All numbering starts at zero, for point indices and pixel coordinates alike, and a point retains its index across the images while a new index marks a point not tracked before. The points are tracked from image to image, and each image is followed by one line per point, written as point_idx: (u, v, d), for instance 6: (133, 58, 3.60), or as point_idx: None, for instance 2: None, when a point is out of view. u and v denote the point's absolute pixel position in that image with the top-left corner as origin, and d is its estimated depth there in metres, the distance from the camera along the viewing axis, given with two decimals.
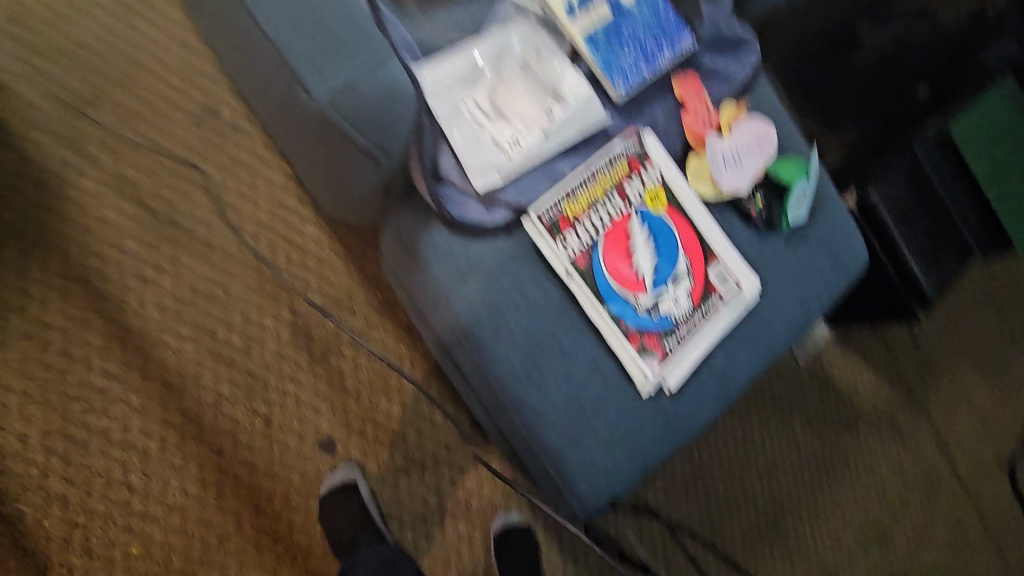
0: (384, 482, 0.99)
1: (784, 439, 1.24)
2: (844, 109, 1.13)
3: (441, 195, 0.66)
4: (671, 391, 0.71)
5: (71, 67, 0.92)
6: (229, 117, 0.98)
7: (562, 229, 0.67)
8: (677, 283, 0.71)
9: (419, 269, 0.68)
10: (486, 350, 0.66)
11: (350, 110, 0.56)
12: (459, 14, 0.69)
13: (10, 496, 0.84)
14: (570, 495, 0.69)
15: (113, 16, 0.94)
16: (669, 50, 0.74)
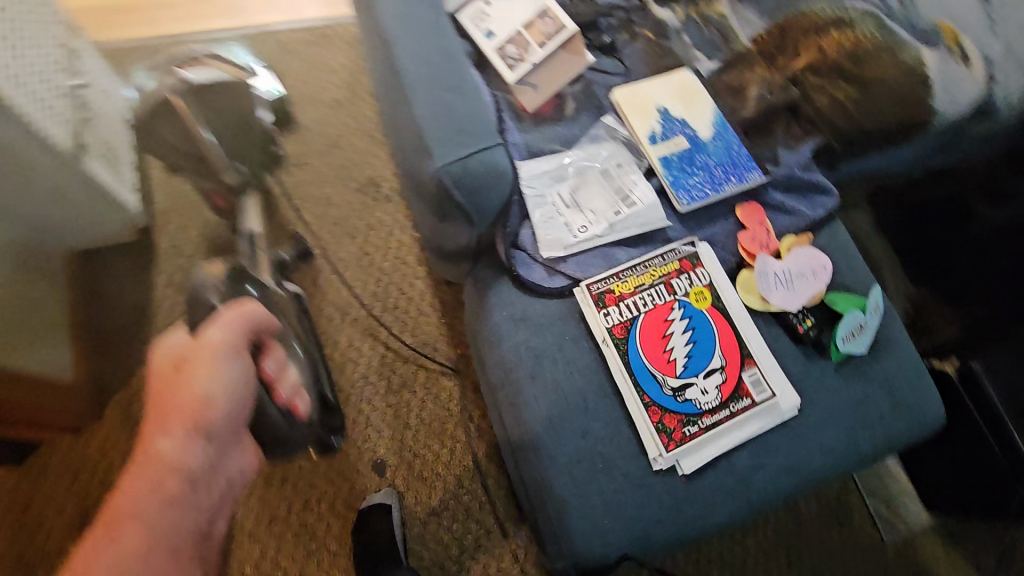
0: (416, 519, 1.06)
1: None
2: (963, 284, 1.15)
3: (514, 257, 0.81)
4: (684, 474, 0.74)
5: (296, 140, 1.29)
6: (386, 191, 1.27)
7: (607, 302, 0.78)
8: (708, 375, 0.77)
9: (484, 312, 0.82)
10: (518, 387, 0.76)
11: (458, 177, 0.74)
12: (562, 129, 0.88)
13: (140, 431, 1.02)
14: (564, 545, 0.72)
15: (333, 112, 1.31)
16: (735, 180, 0.86)
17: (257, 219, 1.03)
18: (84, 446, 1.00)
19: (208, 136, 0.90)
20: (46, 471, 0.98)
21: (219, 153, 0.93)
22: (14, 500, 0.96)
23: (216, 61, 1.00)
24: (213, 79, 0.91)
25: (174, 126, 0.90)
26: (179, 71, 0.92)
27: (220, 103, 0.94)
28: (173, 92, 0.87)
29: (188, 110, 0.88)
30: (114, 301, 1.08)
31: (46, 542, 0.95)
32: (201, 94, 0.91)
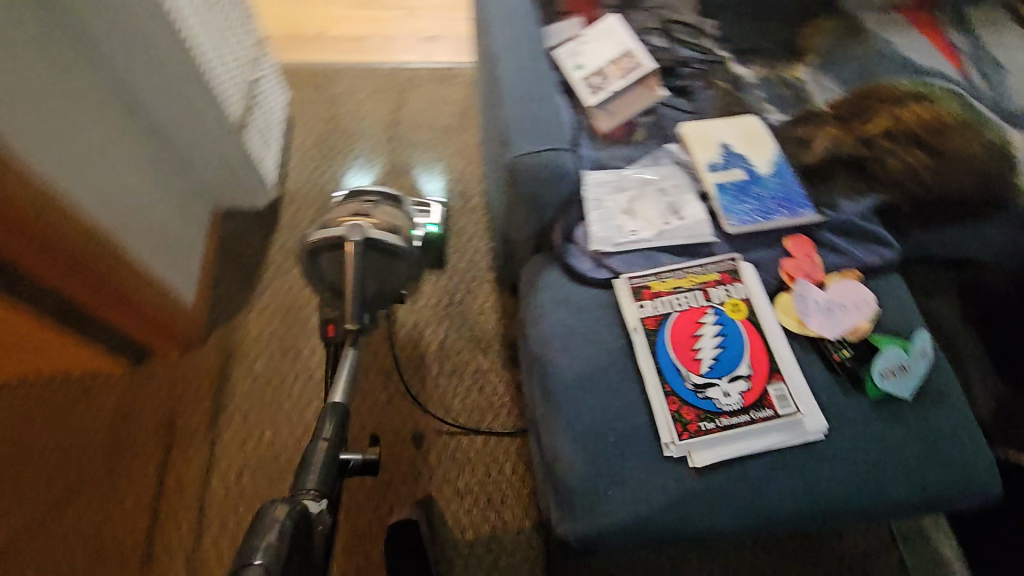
0: (441, 495, 1.12)
1: None
2: None
3: (567, 248, 0.91)
4: (694, 467, 0.76)
5: (406, 152, 1.50)
6: (472, 204, 1.43)
7: (643, 296, 0.85)
8: (732, 380, 0.80)
9: (533, 291, 0.90)
10: (550, 358, 0.84)
11: (527, 168, 0.87)
12: (629, 151, 1.00)
13: (232, 359, 1.19)
14: (568, 509, 0.76)
15: (442, 135, 1.53)
16: (787, 213, 0.92)
17: (342, 387, 0.85)
18: (186, 361, 1.17)
19: (352, 281, 0.86)
20: (150, 376, 1.15)
21: (354, 312, 0.87)
22: (121, 393, 1.13)
23: (385, 209, 0.97)
24: (381, 242, 0.88)
25: (326, 258, 0.89)
26: (373, 213, 0.94)
27: (380, 253, 0.89)
28: (356, 229, 0.87)
29: (353, 250, 0.86)
30: (239, 253, 1.31)
31: (136, 434, 1.10)
32: (375, 245, 0.88)
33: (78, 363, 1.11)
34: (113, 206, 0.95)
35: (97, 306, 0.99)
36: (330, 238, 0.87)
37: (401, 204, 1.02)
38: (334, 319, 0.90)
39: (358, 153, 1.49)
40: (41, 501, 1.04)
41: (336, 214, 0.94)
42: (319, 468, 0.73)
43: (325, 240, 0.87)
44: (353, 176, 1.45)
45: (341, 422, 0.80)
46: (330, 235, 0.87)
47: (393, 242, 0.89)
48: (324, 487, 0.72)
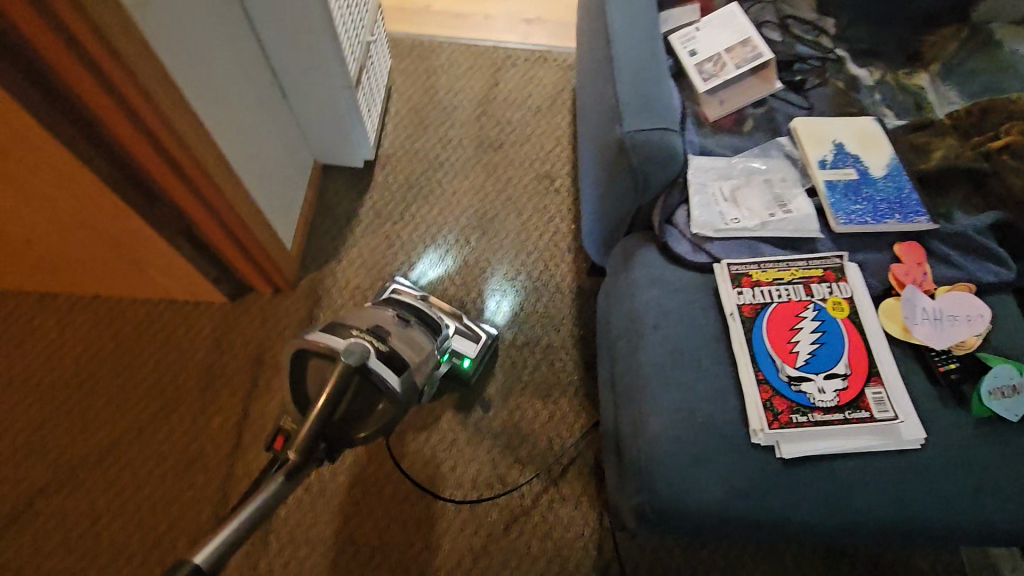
0: (502, 462, 1.15)
1: None
2: None
3: (666, 229, 0.92)
4: (781, 457, 0.75)
5: (497, 128, 1.53)
6: (557, 185, 1.44)
7: (742, 283, 0.84)
8: (828, 378, 0.78)
9: (626, 269, 0.92)
10: (641, 334, 0.84)
11: (639, 145, 0.88)
12: (736, 141, 0.99)
13: (319, 307, 1.26)
14: (646, 482, 0.76)
15: (534, 116, 1.55)
16: (900, 218, 0.88)
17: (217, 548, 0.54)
18: (278, 302, 1.25)
19: (317, 409, 0.61)
20: (245, 313, 1.24)
21: (303, 442, 0.60)
22: (218, 325, 1.22)
23: (409, 332, 0.80)
24: (378, 379, 0.64)
25: (316, 367, 0.68)
26: (391, 332, 0.77)
27: (368, 394, 0.66)
28: (356, 350, 0.63)
29: (340, 372, 0.62)
30: (334, 209, 1.38)
31: (228, 364, 1.18)
32: (368, 378, 0.65)
33: (182, 292, 1.20)
34: (242, 147, 1.02)
35: (214, 239, 1.07)
36: (329, 346, 0.66)
37: (417, 344, 0.78)
38: (285, 426, 0.68)
39: (450, 126, 1.52)
40: (140, 414, 1.14)
41: (354, 323, 0.76)
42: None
43: (325, 349, 0.66)
44: (423, 264, 1.33)
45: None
46: (331, 344, 0.66)
47: (388, 384, 0.65)
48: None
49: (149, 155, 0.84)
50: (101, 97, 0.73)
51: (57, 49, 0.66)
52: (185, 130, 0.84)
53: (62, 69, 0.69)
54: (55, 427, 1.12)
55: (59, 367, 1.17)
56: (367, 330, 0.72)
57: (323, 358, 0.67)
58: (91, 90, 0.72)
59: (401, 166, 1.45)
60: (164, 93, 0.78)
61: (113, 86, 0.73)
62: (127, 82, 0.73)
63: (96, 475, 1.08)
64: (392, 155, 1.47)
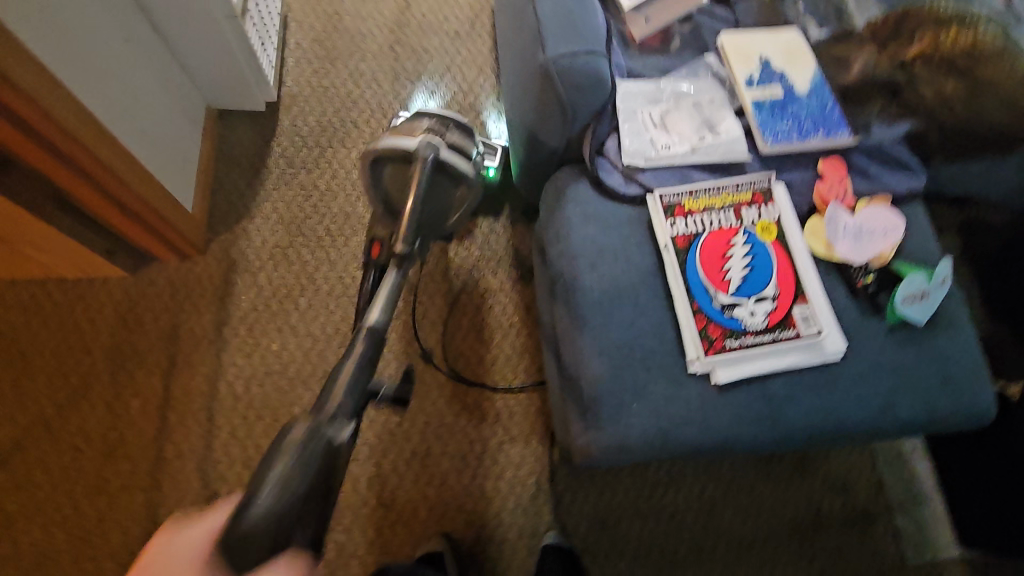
0: (450, 409, 1.14)
1: None
2: None
3: (597, 162, 0.88)
4: (717, 383, 0.77)
5: (412, 57, 1.40)
6: (483, 119, 1.36)
7: (675, 214, 0.82)
8: (758, 301, 0.80)
9: (558, 207, 0.88)
10: (577, 274, 0.82)
11: (564, 72, 0.82)
12: (665, 62, 0.94)
13: (236, 271, 1.16)
14: (592, 421, 0.77)
15: (451, 41, 1.43)
16: (823, 134, 0.88)
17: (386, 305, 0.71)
18: (187, 270, 1.14)
19: (410, 207, 0.76)
20: (152, 284, 1.12)
21: (408, 228, 0.76)
22: (122, 300, 1.11)
23: (460, 136, 0.92)
24: (450, 166, 0.83)
25: (397, 174, 0.84)
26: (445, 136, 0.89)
27: (451, 180, 0.85)
28: (430, 147, 0.80)
29: (426, 166, 0.79)
30: (238, 160, 1.24)
31: (139, 342, 1.09)
32: (442, 167, 0.83)
33: (71, 269, 1.07)
34: (103, 92, 0.88)
35: (92, 203, 0.94)
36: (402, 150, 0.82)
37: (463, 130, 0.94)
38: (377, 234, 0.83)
39: (360, 57, 1.38)
40: (45, 405, 1.04)
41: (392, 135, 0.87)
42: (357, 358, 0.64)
43: (399, 150, 0.82)
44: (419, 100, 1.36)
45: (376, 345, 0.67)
46: (402, 144, 0.82)
47: (463, 168, 0.85)
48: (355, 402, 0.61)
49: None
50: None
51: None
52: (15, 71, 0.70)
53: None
54: None
55: None
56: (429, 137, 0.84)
57: (402, 160, 0.83)
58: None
59: (310, 106, 1.32)
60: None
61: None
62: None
63: (6, 476, 1.00)
64: (299, 95, 1.32)
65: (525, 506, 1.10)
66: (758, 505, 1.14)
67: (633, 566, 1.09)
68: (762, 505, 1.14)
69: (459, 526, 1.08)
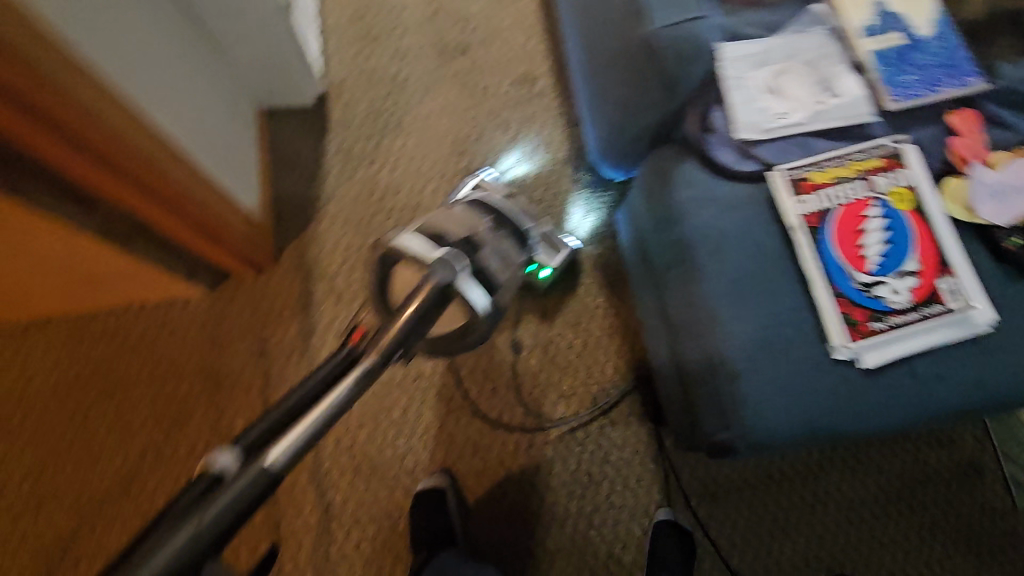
0: (546, 398, 1.12)
1: (953, 559, 1.10)
2: None
3: (706, 139, 0.80)
4: (864, 369, 0.73)
5: (456, 25, 1.29)
6: (540, 87, 1.27)
7: (803, 189, 0.77)
8: (901, 277, 0.75)
9: (666, 192, 0.82)
10: (699, 264, 0.78)
11: (665, 45, 0.78)
12: (768, 15, 0.84)
13: (313, 278, 1.13)
14: (733, 417, 0.74)
15: (496, 4, 1.31)
16: (956, 83, 0.80)
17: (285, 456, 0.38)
18: (264, 283, 1.11)
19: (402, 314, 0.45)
20: (232, 301, 1.10)
21: (383, 345, 0.43)
22: (206, 321, 1.09)
23: (499, 240, 0.63)
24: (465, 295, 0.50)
25: (401, 274, 0.54)
26: (480, 236, 0.61)
27: (456, 302, 0.51)
28: (445, 267, 0.49)
29: (427, 293, 0.47)
30: (295, 161, 1.19)
31: (230, 362, 1.08)
32: (456, 294, 0.50)
33: (152, 295, 1.04)
34: (177, 116, 0.82)
35: (176, 233, 0.90)
36: (417, 254, 0.52)
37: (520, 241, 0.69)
38: (362, 319, 0.56)
39: (403, 32, 1.28)
40: (150, 434, 1.04)
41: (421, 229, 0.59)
42: (198, 530, 0.34)
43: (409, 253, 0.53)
44: (510, 160, 1.22)
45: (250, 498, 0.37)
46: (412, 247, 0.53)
47: (476, 303, 0.50)
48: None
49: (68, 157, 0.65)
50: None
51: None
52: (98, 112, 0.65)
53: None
54: (61, 470, 1.02)
55: (37, 406, 1.03)
56: (460, 242, 0.57)
57: (411, 263, 0.53)
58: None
59: (359, 94, 1.24)
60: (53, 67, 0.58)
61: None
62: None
63: (127, 507, 1.01)
64: (345, 82, 1.24)
65: (632, 487, 1.10)
66: (864, 465, 1.14)
67: (745, 536, 1.10)
68: (867, 464, 1.14)
69: (570, 514, 1.09)
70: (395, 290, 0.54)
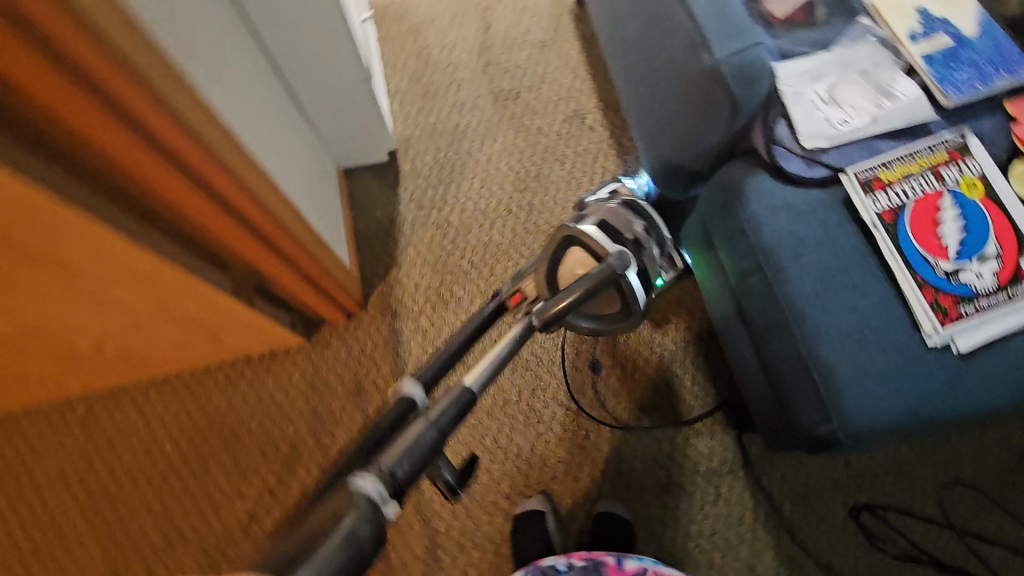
0: (630, 412, 1.15)
1: None
2: None
3: (774, 151, 0.86)
4: (959, 353, 0.75)
5: (505, 74, 1.40)
6: (590, 122, 1.35)
7: (874, 188, 0.81)
8: (982, 261, 0.78)
9: (739, 203, 0.87)
10: (782, 267, 0.82)
11: (735, 68, 0.81)
12: (817, 35, 0.92)
13: (400, 318, 1.21)
14: (834, 410, 0.77)
15: (540, 51, 1.42)
16: (1007, 74, 0.84)
17: (447, 412, 0.53)
18: (355, 327, 1.20)
19: (574, 292, 0.62)
20: (327, 346, 1.18)
21: (556, 312, 0.62)
22: (305, 366, 1.17)
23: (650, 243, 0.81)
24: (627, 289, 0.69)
25: (578, 258, 0.72)
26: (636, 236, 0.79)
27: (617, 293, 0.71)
28: (620, 262, 0.67)
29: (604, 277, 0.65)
30: (372, 212, 1.29)
31: (331, 402, 1.15)
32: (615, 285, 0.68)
33: (258, 347, 1.13)
34: (291, 181, 0.92)
35: (287, 283, 0.99)
36: (597, 243, 0.70)
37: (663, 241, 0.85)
38: (524, 286, 0.73)
39: (458, 86, 1.39)
40: (264, 475, 1.12)
41: (596, 223, 0.79)
42: (431, 422, 0.51)
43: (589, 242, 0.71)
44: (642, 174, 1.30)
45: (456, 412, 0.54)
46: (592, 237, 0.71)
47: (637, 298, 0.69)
48: (406, 477, 0.47)
49: (221, 221, 0.74)
50: (180, 186, 0.64)
51: (118, 136, 0.54)
52: (256, 186, 0.75)
53: (125, 160, 0.57)
54: (187, 515, 1.10)
55: (161, 457, 1.12)
56: (630, 240, 0.78)
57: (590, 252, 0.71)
58: (166, 180, 0.62)
59: (424, 147, 1.34)
60: (231, 153, 0.67)
61: (182, 162, 0.62)
62: (203, 158, 0.63)
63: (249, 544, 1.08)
64: (411, 137, 1.35)
65: (725, 496, 1.11)
66: (959, 458, 1.12)
67: (847, 538, 1.09)
68: (963, 456, 1.12)
69: (666, 526, 1.10)
70: (569, 267, 0.73)
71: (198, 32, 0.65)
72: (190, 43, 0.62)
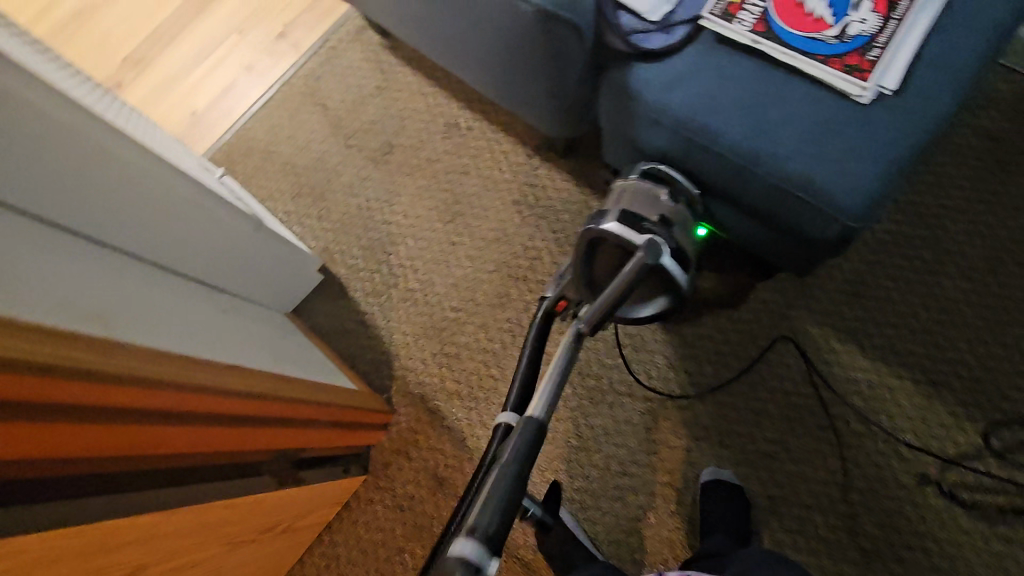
0: (671, 331, 1.15)
1: None
2: None
3: (634, 40, 0.86)
4: (892, 91, 0.78)
5: (367, 135, 1.39)
6: (465, 124, 1.35)
7: (734, 13, 0.84)
8: (857, 9, 0.82)
9: (635, 102, 0.87)
10: (706, 126, 0.82)
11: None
12: None
13: (430, 397, 1.19)
14: (830, 208, 0.77)
15: (382, 96, 1.41)
16: None
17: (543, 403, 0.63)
18: (398, 433, 1.17)
19: (614, 292, 0.68)
20: (388, 464, 1.16)
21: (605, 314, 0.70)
22: (383, 497, 1.14)
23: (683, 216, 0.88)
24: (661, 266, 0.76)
25: (604, 250, 0.83)
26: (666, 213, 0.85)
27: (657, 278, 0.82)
28: (650, 246, 0.72)
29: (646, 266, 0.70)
30: (344, 328, 1.27)
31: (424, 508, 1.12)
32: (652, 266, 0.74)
33: (332, 508, 1.10)
34: (254, 353, 0.89)
35: (310, 441, 0.95)
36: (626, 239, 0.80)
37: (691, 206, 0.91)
38: (568, 293, 0.83)
39: (337, 173, 1.38)
40: None
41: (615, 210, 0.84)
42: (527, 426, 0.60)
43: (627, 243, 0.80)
44: None
45: (530, 444, 0.57)
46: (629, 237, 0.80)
47: (675, 275, 0.80)
48: (494, 528, 0.49)
49: (203, 431, 0.70)
50: (139, 429, 0.60)
51: (62, 431, 0.51)
52: (210, 378, 0.71)
53: (83, 446, 0.55)
54: None
55: None
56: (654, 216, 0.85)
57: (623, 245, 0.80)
58: (125, 432, 0.59)
59: (345, 243, 1.33)
60: (162, 365, 0.64)
61: (126, 408, 0.58)
62: (140, 390, 0.59)
63: None
64: (329, 243, 1.33)
65: (796, 340, 1.11)
66: (946, 172, 1.14)
67: (917, 298, 1.08)
68: (957, 166, 1.14)
69: (766, 401, 1.09)
70: (596, 265, 0.82)
71: (87, 289, 0.65)
72: (82, 305, 0.61)
